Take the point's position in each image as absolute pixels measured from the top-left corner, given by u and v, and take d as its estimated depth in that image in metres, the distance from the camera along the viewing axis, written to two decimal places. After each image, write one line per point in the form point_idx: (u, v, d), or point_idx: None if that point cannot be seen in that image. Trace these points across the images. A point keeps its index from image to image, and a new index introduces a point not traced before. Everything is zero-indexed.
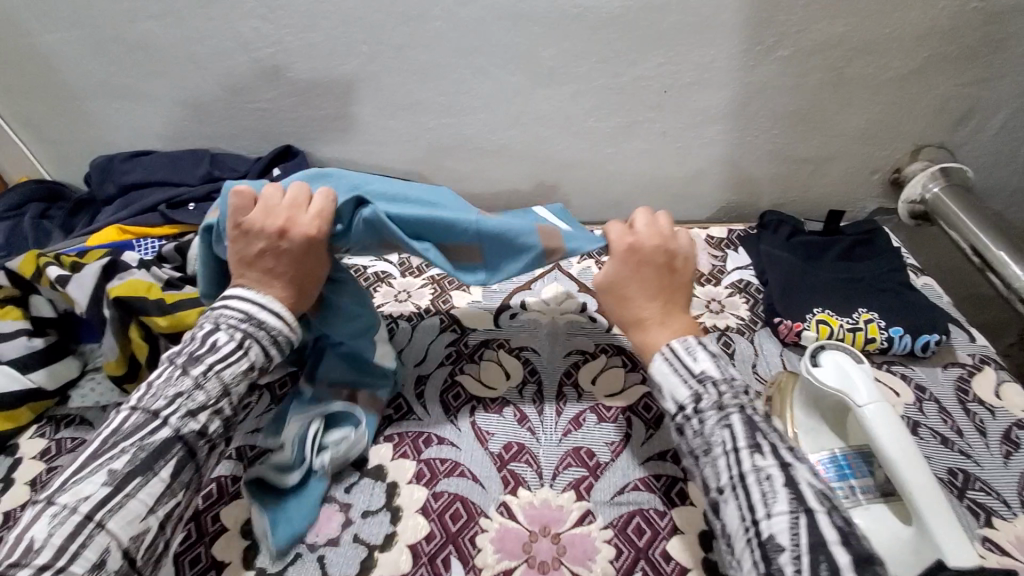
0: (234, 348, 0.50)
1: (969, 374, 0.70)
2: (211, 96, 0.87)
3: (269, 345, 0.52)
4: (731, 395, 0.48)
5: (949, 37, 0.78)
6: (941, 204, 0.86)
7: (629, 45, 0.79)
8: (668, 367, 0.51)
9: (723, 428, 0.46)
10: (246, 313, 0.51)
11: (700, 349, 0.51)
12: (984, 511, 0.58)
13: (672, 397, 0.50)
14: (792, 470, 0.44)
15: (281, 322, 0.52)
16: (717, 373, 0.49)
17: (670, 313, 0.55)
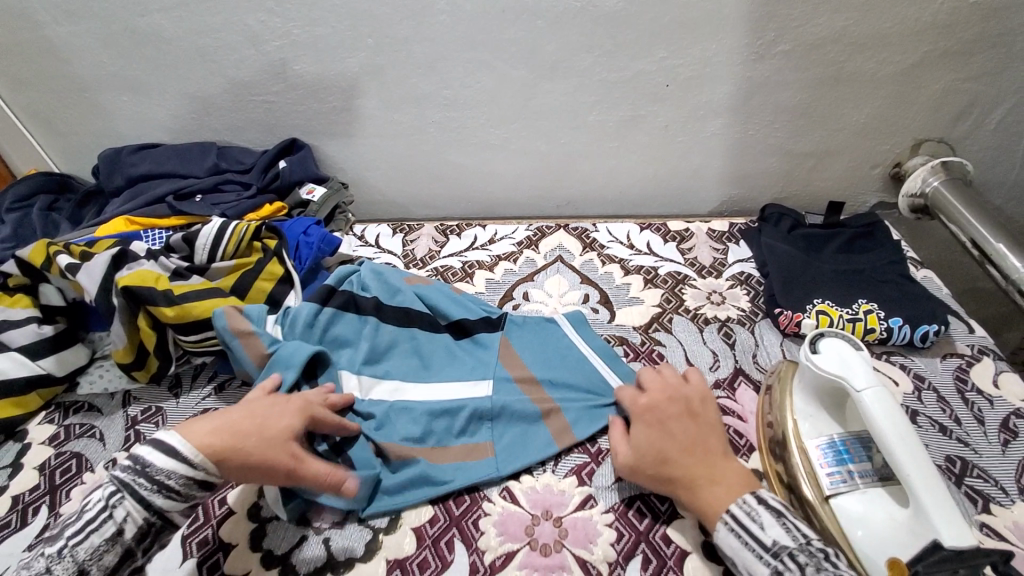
0: (100, 510, 0.47)
1: (968, 365, 0.71)
2: (218, 89, 0.88)
3: (146, 493, 0.48)
4: (814, 568, 0.45)
5: (949, 32, 0.78)
6: (940, 198, 0.86)
7: (632, 39, 0.79)
8: (736, 539, 0.49)
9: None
10: (137, 458, 0.49)
11: (762, 511, 0.49)
12: (982, 497, 0.59)
13: (752, 575, 0.47)
14: None
15: (180, 461, 0.48)
16: (790, 539, 0.47)
17: (715, 464, 0.54)
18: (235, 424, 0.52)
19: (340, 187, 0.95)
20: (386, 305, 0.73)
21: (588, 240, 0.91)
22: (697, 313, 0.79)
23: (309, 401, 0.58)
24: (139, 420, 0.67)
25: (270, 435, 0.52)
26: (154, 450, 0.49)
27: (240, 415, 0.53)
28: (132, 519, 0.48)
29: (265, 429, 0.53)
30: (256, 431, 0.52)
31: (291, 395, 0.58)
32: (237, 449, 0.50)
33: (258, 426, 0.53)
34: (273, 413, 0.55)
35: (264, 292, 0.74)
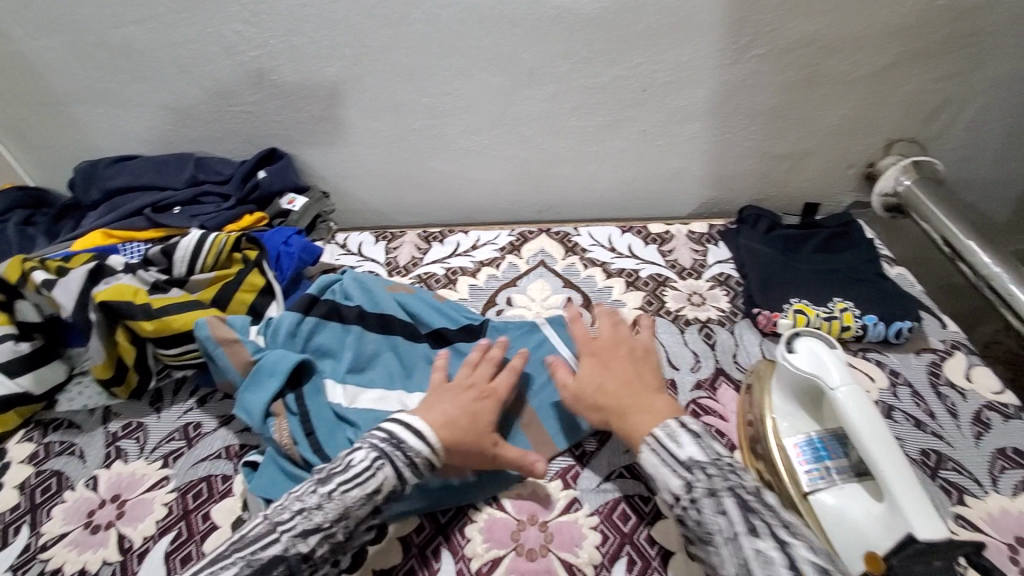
0: (365, 468, 0.51)
1: (940, 360, 0.72)
2: (196, 100, 0.88)
3: (404, 465, 0.52)
4: (721, 479, 0.48)
5: (916, 35, 0.80)
6: (913, 196, 0.89)
7: (608, 46, 0.80)
8: (656, 457, 0.51)
9: (719, 515, 0.45)
10: (390, 432, 0.54)
11: (682, 432, 0.51)
12: (956, 489, 0.60)
13: (665, 488, 0.49)
14: (790, 549, 0.43)
15: (423, 442, 0.53)
16: (702, 454, 0.49)
17: (646, 395, 0.56)
18: (458, 419, 0.56)
19: (320, 196, 0.94)
20: (370, 313, 0.73)
21: (570, 245, 0.92)
22: (678, 315, 0.80)
23: (500, 389, 0.61)
24: (120, 436, 0.67)
25: (480, 426, 0.56)
26: (406, 428, 0.54)
27: (442, 410, 0.56)
28: (387, 485, 0.51)
29: (478, 425, 0.56)
30: (467, 420, 0.56)
31: (471, 380, 0.61)
32: (456, 434, 0.55)
33: (471, 421, 0.56)
34: (479, 406, 0.58)
35: (245, 304, 0.74)
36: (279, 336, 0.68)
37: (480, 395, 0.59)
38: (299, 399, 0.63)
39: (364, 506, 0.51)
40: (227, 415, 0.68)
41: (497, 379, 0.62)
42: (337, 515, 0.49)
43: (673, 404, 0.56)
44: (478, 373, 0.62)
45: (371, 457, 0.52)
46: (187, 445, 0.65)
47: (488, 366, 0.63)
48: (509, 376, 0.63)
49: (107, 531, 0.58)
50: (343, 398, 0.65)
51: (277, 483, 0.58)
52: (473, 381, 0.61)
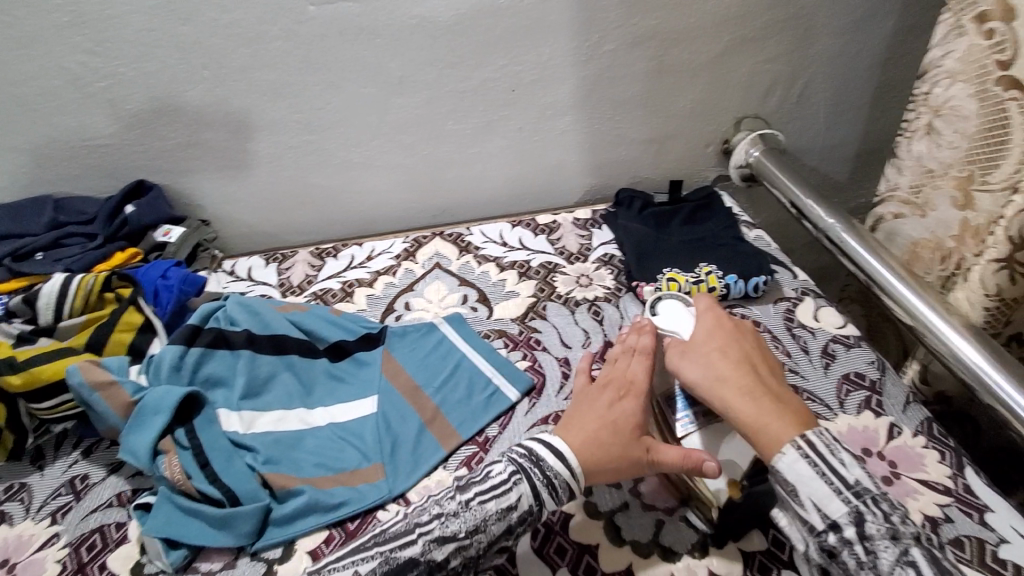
0: (502, 482, 0.54)
1: (794, 306, 0.82)
2: (45, 138, 0.82)
3: (541, 479, 0.54)
4: (898, 519, 0.47)
5: (740, 23, 0.91)
6: (761, 166, 0.99)
7: (471, 51, 0.85)
8: (810, 470, 0.49)
9: (905, 563, 0.45)
10: (530, 449, 0.57)
11: (843, 451, 0.50)
12: (810, 416, 0.69)
13: (820, 511, 0.48)
14: None
15: (563, 463, 0.55)
16: (872, 485, 0.48)
17: (766, 388, 0.56)
18: (599, 435, 0.57)
19: (199, 224, 0.91)
20: (261, 335, 0.72)
21: (463, 244, 0.95)
22: (568, 297, 0.85)
23: (638, 381, 0.61)
24: (0, 501, 0.63)
25: (625, 437, 0.57)
26: (549, 445, 0.56)
27: (582, 432, 0.57)
28: (524, 500, 0.53)
29: (626, 432, 0.57)
30: (614, 432, 0.57)
31: (612, 382, 0.62)
32: (609, 454, 0.56)
33: (617, 431, 0.57)
34: (623, 405, 0.59)
35: (123, 344, 0.71)
36: (162, 372, 0.65)
37: (621, 394, 0.60)
38: (190, 432, 0.61)
39: (501, 520, 0.52)
40: (116, 461, 0.65)
41: (631, 369, 0.62)
42: (472, 526, 0.52)
43: (796, 403, 0.55)
44: (618, 368, 0.63)
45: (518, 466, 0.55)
46: (75, 499, 0.62)
47: (628, 357, 0.64)
48: (641, 360, 0.63)
49: None
50: (239, 425, 0.64)
51: (172, 520, 0.57)
52: (612, 379, 0.62)
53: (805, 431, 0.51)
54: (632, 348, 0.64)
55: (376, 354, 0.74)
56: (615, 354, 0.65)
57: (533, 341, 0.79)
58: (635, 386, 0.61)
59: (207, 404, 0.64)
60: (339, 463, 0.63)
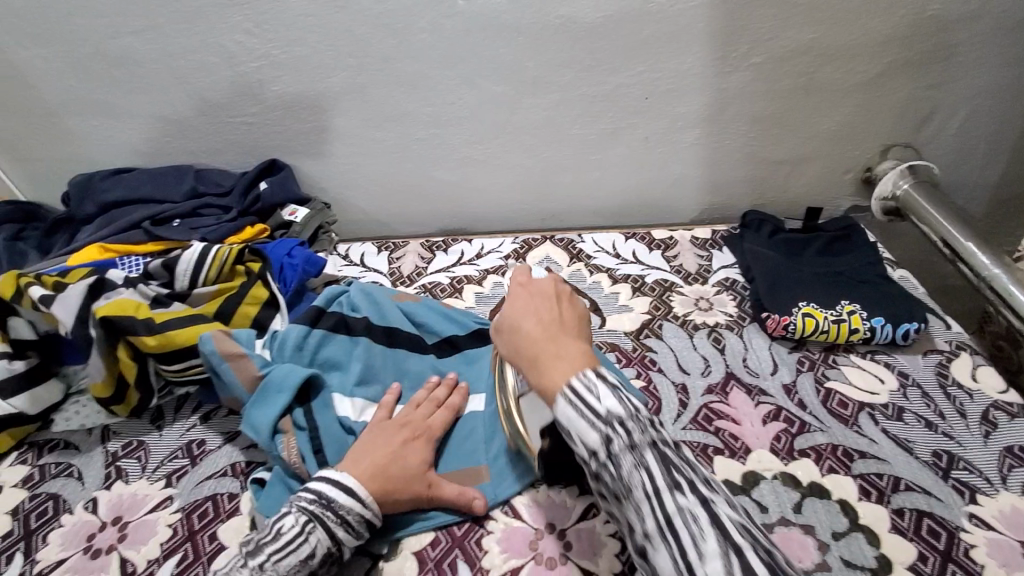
0: (296, 535, 0.50)
1: (947, 360, 0.73)
2: (193, 110, 0.86)
3: (335, 524, 0.51)
4: (640, 431, 0.41)
5: (909, 42, 0.82)
6: (911, 200, 0.90)
7: (610, 54, 0.81)
8: (574, 411, 0.43)
9: (640, 470, 0.40)
10: (318, 492, 0.52)
11: (599, 381, 0.43)
12: (969, 488, 0.60)
13: (581, 442, 0.42)
14: (713, 507, 0.38)
15: (354, 498, 0.52)
16: (624, 408, 0.42)
17: (557, 340, 0.48)
18: (387, 468, 0.55)
19: (322, 206, 0.93)
20: (376, 324, 0.72)
21: (575, 251, 0.92)
22: (687, 320, 0.80)
23: (434, 427, 0.61)
24: (120, 456, 0.64)
25: (412, 474, 0.56)
26: (336, 486, 0.53)
27: (371, 462, 0.55)
28: (321, 545, 0.50)
29: (409, 469, 0.56)
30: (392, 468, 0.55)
31: (410, 423, 0.60)
32: (393, 488, 0.54)
33: (402, 468, 0.56)
34: (410, 448, 0.58)
35: (249, 317, 0.73)
36: (286, 350, 0.66)
37: (412, 436, 0.59)
38: (308, 413, 0.61)
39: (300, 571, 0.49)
40: (232, 431, 0.66)
41: (435, 418, 0.62)
42: None
43: (591, 354, 0.47)
44: (418, 412, 0.61)
45: (300, 520, 0.51)
46: (191, 463, 0.63)
47: (429, 405, 0.63)
48: (442, 413, 0.62)
49: (108, 556, 0.55)
50: (352, 411, 0.63)
51: (285, 500, 0.57)
52: (409, 421, 0.60)
53: (579, 372, 0.45)
54: (441, 401, 0.64)
55: (484, 355, 0.71)
56: (421, 402, 0.63)
57: (648, 361, 0.74)
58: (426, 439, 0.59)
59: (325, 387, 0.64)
60: (443, 462, 0.61)
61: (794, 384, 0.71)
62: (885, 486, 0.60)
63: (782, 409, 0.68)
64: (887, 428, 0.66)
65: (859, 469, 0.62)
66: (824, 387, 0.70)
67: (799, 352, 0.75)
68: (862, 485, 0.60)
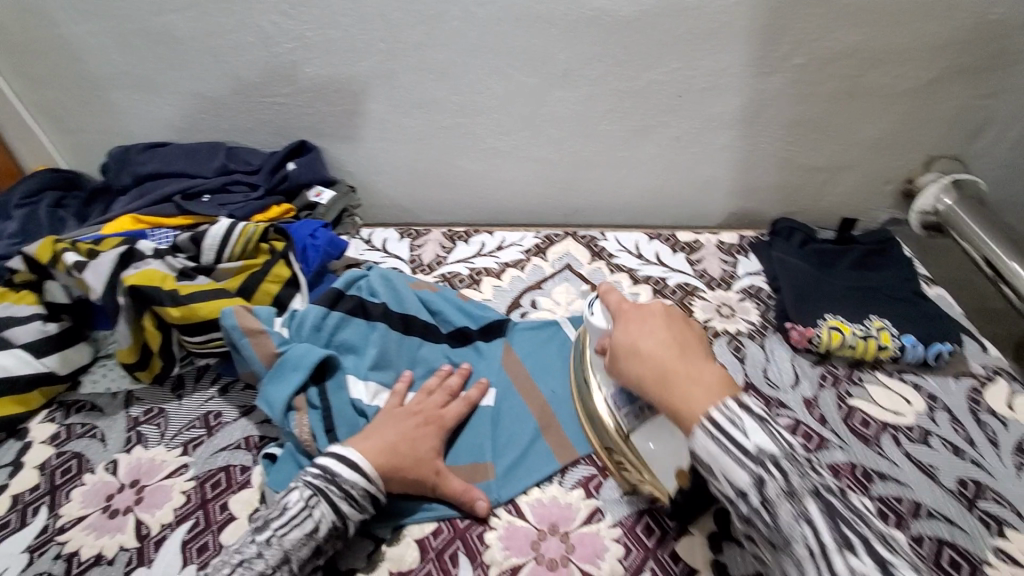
0: (300, 510, 0.51)
1: (981, 386, 0.70)
2: (229, 89, 0.88)
3: (339, 498, 0.52)
4: (797, 474, 0.42)
5: (964, 49, 0.78)
6: (953, 215, 0.86)
7: (646, 50, 0.79)
8: (718, 447, 0.43)
9: (802, 522, 0.40)
10: (324, 467, 0.53)
11: (746, 416, 0.44)
12: (996, 521, 0.57)
13: (729, 482, 0.43)
14: (891, 568, 0.38)
15: (357, 474, 0.53)
16: (776, 447, 0.43)
17: (693, 364, 0.49)
18: (397, 446, 0.56)
19: (348, 190, 0.94)
20: (395, 311, 0.72)
21: (597, 249, 0.91)
22: (707, 326, 0.78)
23: (447, 416, 0.61)
24: (141, 421, 0.66)
25: (418, 455, 0.57)
26: (339, 461, 0.53)
27: (380, 440, 0.56)
28: (326, 520, 0.51)
29: (418, 452, 0.57)
30: (401, 448, 0.56)
31: (422, 408, 0.61)
32: (401, 467, 0.55)
33: (411, 449, 0.57)
34: (422, 432, 0.58)
35: (270, 295, 0.74)
36: (305, 330, 0.68)
37: (425, 422, 0.60)
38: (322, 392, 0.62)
39: (305, 546, 0.50)
40: (248, 405, 0.67)
41: (449, 406, 0.63)
42: (280, 558, 0.48)
43: (727, 375, 0.49)
44: (430, 400, 0.62)
45: (304, 495, 0.52)
46: (207, 434, 0.65)
47: (442, 393, 0.63)
48: (458, 402, 0.63)
49: (125, 517, 0.57)
50: (365, 394, 0.64)
51: (292, 476, 0.58)
52: (421, 408, 0.61)
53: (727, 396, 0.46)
54: (454, 390, 0.65)
55: (497, 346, 0.72)
56: (432, 383, 0.65)
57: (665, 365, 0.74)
58: (438, 423, 0.60)
59: (340, 369, 0.65)
60: (451, 456, 0.61)
61: (815, 399, 0.69)
62: (905, 511, 0.58)
63: (801, 423, 0.66)
64: (911, 451, 0.63)
65: (878, 492, 0.60)
66: (846, 404, 0.68)
67: (822, 367, 0.72)
68: (880, 508, 0.58)
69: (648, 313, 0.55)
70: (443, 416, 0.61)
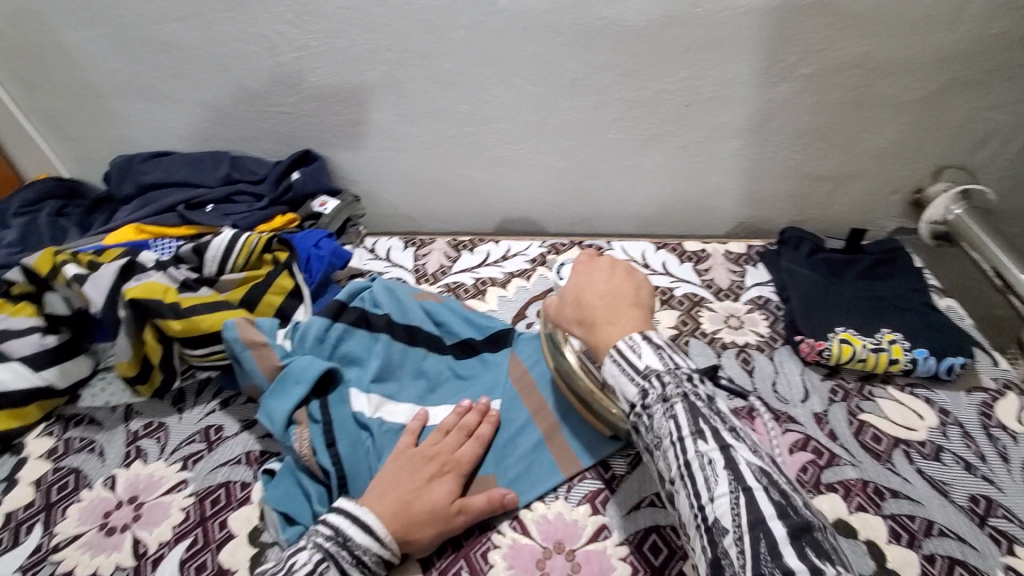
0: (307, 574, 0.49)
1: (993, 400, 0.68)
2: (232, 98, 0.87)
3: (350, 562, 0.50)
4: (676, 385, 0.45)
5: (973, 59, 0.77)
6: (962, 225, 0.85)
7: (653, 59, 0.78)
8: (618, 368, 0.47)
9: (668, 419, 0.44)
10: (336, 528, 0.51)
11: (643, 343, 0.47)
12: (1007, 539, 0.56)
13: (622, 395, 0.47)
14: (732, 451, 0.41)
15: (372, 538, 0.51)
16: (663, 365, 0.46)
17: (621, 310, 0.52)
18: (412, 502, 0.53)
19: (352, 200, 0.94)
20: (398, 323, 0.71)
21: (602, 259, 0.90)
22: (714, 337, 0.77)
23: (464, 460, 0.58)
24: (140, 435, 0.65)
25: (437, 509, 0.53)
26: (353, 522, 0.51)
27: (394, 499, 0.53)
28: None
29: (433, 502, 0.54)
30: (419, 502, 0.53)
31: (436, 452, 0.58)
32: (420, 525, 0.52)
33: (427, 501, 0.54)
34: (437, 480, 0.55)
35: (273, 306, 0.73)
36: (306, 342, 0.66)
37: (441, 470, 0.56)
38: (324, 405, 0.61)
39: None
40: (249, 419, 0.66)
41: (463, 449, 0.59)
42: None
43: (647, 322, 0.51)
44: (446, 441, 0.59)
45: (313, 558, 0.50)
46: (207, 448, 0.64)
47: (457, 433, 0.60)
48: (472, 444, 0.60)
49: (121, 535, 0.56)
50: (367, 406, 0.64)
51: (292, 492, 0.57)
52: (438, 451, 0.58)
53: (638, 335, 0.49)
54: (472, 429, 0.61)
55: (502, 357, 0.70)
56: (448, 420, 0.61)
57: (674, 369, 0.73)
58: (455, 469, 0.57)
59: (342, 382, 0.64)
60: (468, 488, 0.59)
61: (825, 414, 0.67)
62: (917, 530, 0.56)
63: (810, 438, 0.65)
64: (923, 468, 0.62)
65: (890, 510, 0.58)
66: (857, 419, 0.67)
67: (833, 380, 0.71)
68: (893, 527, 0.57)
69: (595, 267, 0.57)
70: (460, 460, 0.58)
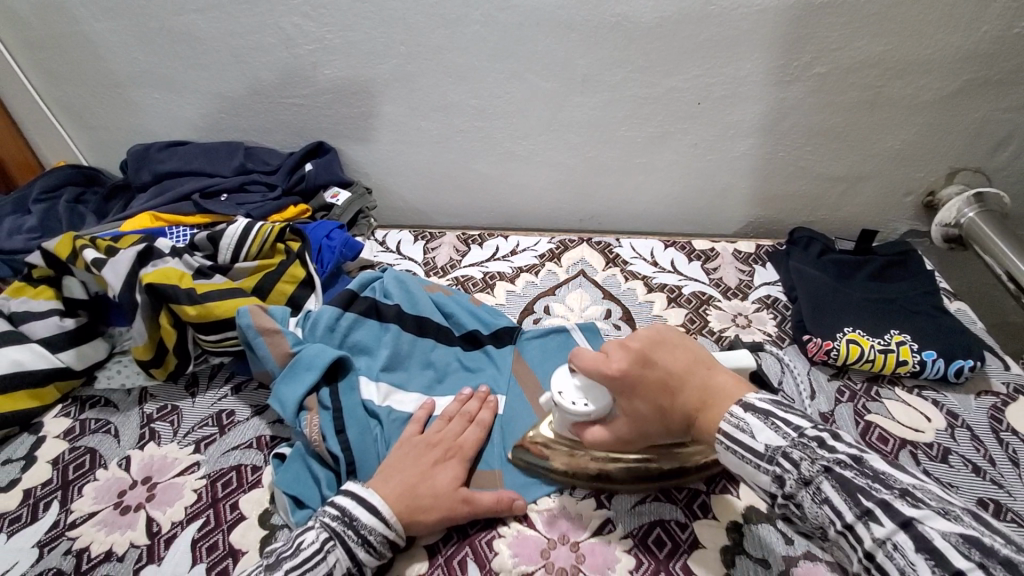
0: (314, 553, 0.50)
1: (1002, 404, 0.68)
2: (248, 89, 0.89)
3: (355, 543, 0.51)
4: (805, 459, 0.42)
5: (990, 60, 0.76)
6: (975, 228, 0.85)
7: (665, 57, 0.79)
8: (735, 455, 0.45)
9: (822, 505, 0.41)
10: (342, 509, 0.52)
11: (751, 419, 0.45)
12: None
13: (758, 486, 0.45)
14: (916, 526, 0.37)
15: (377, 518, 0.52)
16: (784, 439, 0.43)
17: (704, 382, 0.50)
18: (416, 488, 0.54)
19: (364, 191, 0.94)
20: (408, 314, 0.72)
21: (611, 256, 0.90)
22: (722, 335, 0.77)
23: (467, 446, 0.59)
24: (154, 418, 0.67)
25: (441, 493, 0.54)
26: (359, 504, 0.52)
27: (399, 482, 0.54)
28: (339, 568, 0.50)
29: (437, 487, 0.55)
30: (421, 486, 0.54)
31: (439, 439, 0.59)
32: (425, 508, 0.53)
33: (431, 486, 0.54)
34: (441, 466, 0.56)
35: (285, 294, 0.74)
36: (317, 332, 0.68)
37: (445, 455, 0.58)
38: (333, 392, 0.62)
39: None
40: (260, 404, 0.68)
41: (466, 435, 0.60)
42: None
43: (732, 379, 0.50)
44: (448, 429, 0.60)
45: (320, 537, 0.51)
46: (219, 432, 0.65)
47: (460, 421, 0.61)
48: (474, 429, 0.61)
49: (136, 514, 0.58)
50: (377, 396, 0.64)
51: (301, 477, 0.58)
52: (441, 439, 0.59)
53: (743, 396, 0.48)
54: (474, 417, 0.62)
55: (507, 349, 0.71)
56: (450, 409, 0.62)
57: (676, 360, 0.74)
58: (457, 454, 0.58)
59: (352, 370, 0.64)
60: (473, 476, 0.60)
61: (832, 414, 0.67)
62: None
63: None
64: (930, 469, 0.62)
65: None
66: (864, 419, 0.67)
67: (840, 382, 0.71)
68: None
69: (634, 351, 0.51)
70: (462, 446, 0.59)
